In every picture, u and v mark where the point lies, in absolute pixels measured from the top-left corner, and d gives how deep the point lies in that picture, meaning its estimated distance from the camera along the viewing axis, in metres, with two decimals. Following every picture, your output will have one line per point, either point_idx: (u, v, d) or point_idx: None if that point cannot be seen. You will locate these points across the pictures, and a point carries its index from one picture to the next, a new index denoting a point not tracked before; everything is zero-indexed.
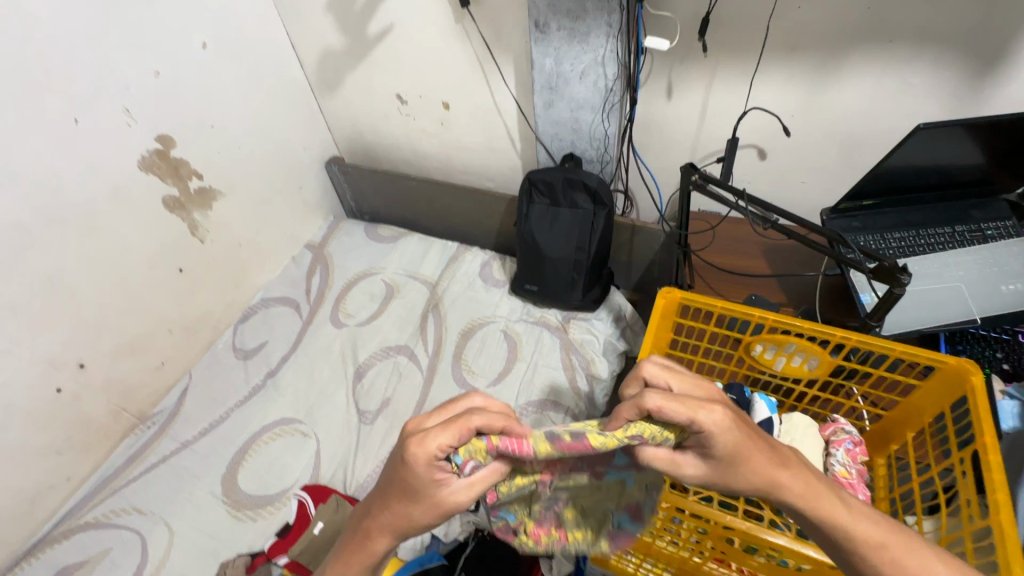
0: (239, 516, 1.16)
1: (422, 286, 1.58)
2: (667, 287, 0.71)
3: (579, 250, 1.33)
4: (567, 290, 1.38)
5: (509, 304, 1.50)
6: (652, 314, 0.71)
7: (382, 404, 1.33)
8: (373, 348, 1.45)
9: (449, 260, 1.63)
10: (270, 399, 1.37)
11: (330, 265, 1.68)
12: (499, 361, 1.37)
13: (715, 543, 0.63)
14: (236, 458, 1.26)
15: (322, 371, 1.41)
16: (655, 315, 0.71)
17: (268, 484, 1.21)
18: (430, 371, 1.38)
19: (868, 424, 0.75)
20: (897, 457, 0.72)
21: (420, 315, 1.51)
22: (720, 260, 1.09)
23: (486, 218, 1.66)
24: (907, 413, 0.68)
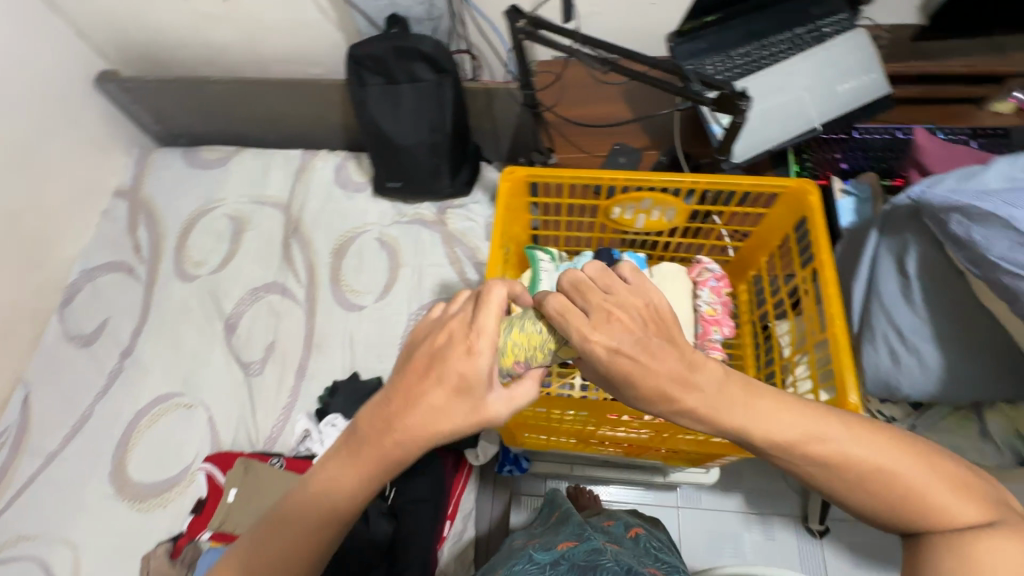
0: (145, 508, 1.08)
1: (274, 210, 1.37)
2: (509, 167, 0.63)
3: (434, 132, 1.18)
4: (434, 179, 1.25)
5: (378, 207, 1.35)
6: (497, 199, 0.63)
7: (267, 350, 1.21)
8: (238, 294, 1.28)
9: (297, 172, 1.41)
10: (137, 380, 1.20)
11: (154, 210, 1.39)
12: (381, 273, 1.27)
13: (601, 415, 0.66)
14: (119, 451, 1.13)
15: (186, 334, 1.24)
16: (504, 200, 0.64)
17: (166, 467, 1.11)
18: (309, 302, 1.25)
19: (729, 256, 0.77)
20: (755, 280, 0.77)
21: (281, 244, 1.33)
22: (578, 114, 1.00)
23: (325, 113, 1.41)
24: (759, 240, 0.70)
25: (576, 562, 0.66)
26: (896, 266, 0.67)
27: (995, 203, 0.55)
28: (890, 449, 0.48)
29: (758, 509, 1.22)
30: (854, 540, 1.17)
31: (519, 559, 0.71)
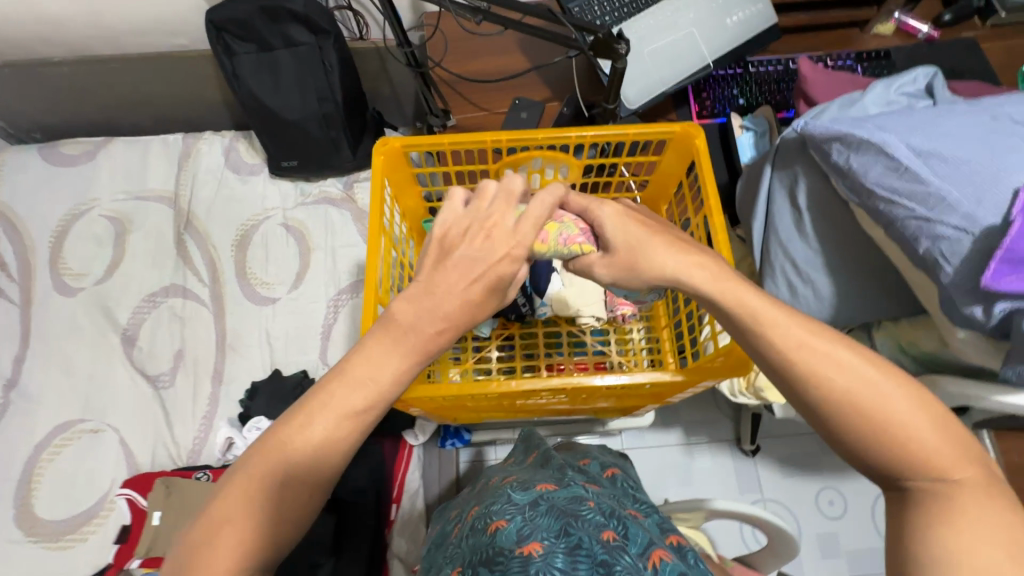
0: (63, 545, 1.00)
1: (160, 205, 1.24)
2: (382, 139, 0.60)
3: (323, 101, 1.07)
4: (333, 153, 1.15)
5: (278, 189, 1.24)
6: (374, 173, 0.59)
7: (176, 359, 1.12)
8: (133, 302, 1.16)
9: (181, 160, 1.27)
10: (29, 412, 1.08)
11: (14, 219, 1.22)
12: (292, 261, 1.18)
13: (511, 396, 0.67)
14: (21, 491, 1.03)
15: (79, 353, 1.12)
16: (381, 175, 0.60)
17: (81, 498, 1.03)
18: (216, 301, 1.16)
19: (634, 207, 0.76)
20: None
21: (174, 241, 1.21)
22: (473, 69, 0.93)
23: (202, 88, 1.26)
24: (658, 188, 0.69)
25: (556, 504, 0.52)
26: (788, 198, 0.69)
27: (869, 129, 0.58)
28: (886, 383, 0.45)
29: (695, 439, 1.28)
30: (782, 453, 1.27)
31: (491, 497, 0.57)
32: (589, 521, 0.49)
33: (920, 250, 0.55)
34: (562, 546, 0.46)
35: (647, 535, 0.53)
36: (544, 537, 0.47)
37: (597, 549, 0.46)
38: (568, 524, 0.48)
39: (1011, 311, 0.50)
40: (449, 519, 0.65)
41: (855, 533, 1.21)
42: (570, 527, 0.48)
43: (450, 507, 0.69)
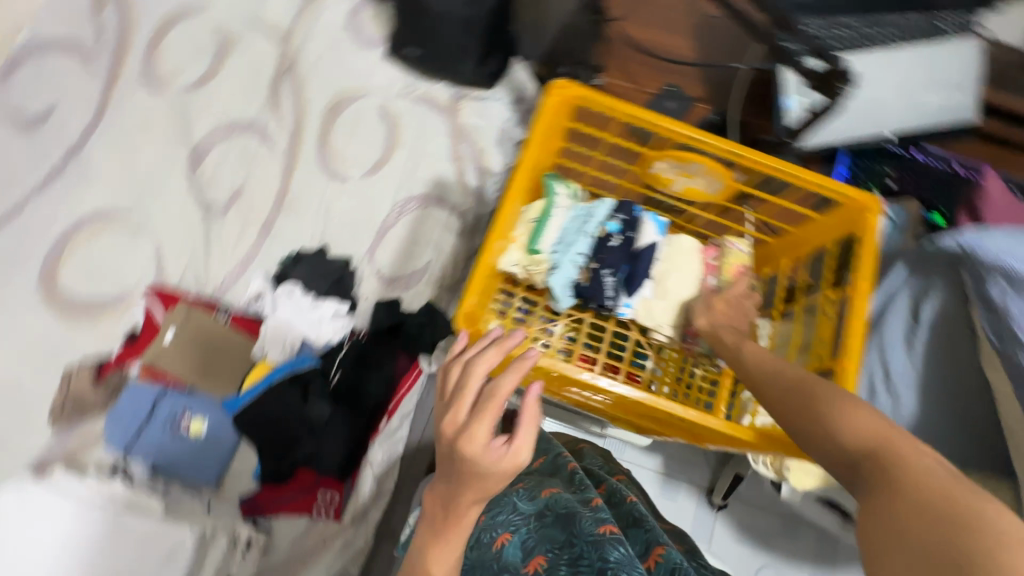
0: (75, 322, 0.99)
1: (268, 38, 1.19)
2: (562, 81, 0.57)
3: (472, 6, 1.01)
4: (458, 58, 1.10)
5: (387, 72, 1.19)
6: (542, 112, 0.59)
7: (233, 195, 1.11)
8: (212, 123, 1.14)
9: (304, 2, 1.21)
10: (75, 185, 1.03)
11: None
12: (375, 148, 1.15)
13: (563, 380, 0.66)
14: (53, 252, 1.00)
15: (145, 151, 1.10)
16: (548, 117, 0.58)
17: (105, 286, 1.03)
18: (290, 156, 1.14)
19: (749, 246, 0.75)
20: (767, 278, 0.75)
21: (270, 80, 1.17)
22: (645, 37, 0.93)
23: None
24: (792, 241, 0.69)
25: (559, 515, 0.69)
26: (909, 309, 0.72)
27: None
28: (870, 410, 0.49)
29: (674, 473, 1.29)
30: (748, 520, 1.28)
31: (499, 502, 0.73)
32: (586, 525, 0.66)
33: None
34: (563, 562, 0.65)
35: (643, 527, 0.72)
36: (547, 556, 0.66)
37: (594, 557, 0.63)
38: (570, 536, 0.66)
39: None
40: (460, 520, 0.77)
41: None
42: (569, 540, 0.66)
43: (462, 488, 0.86)
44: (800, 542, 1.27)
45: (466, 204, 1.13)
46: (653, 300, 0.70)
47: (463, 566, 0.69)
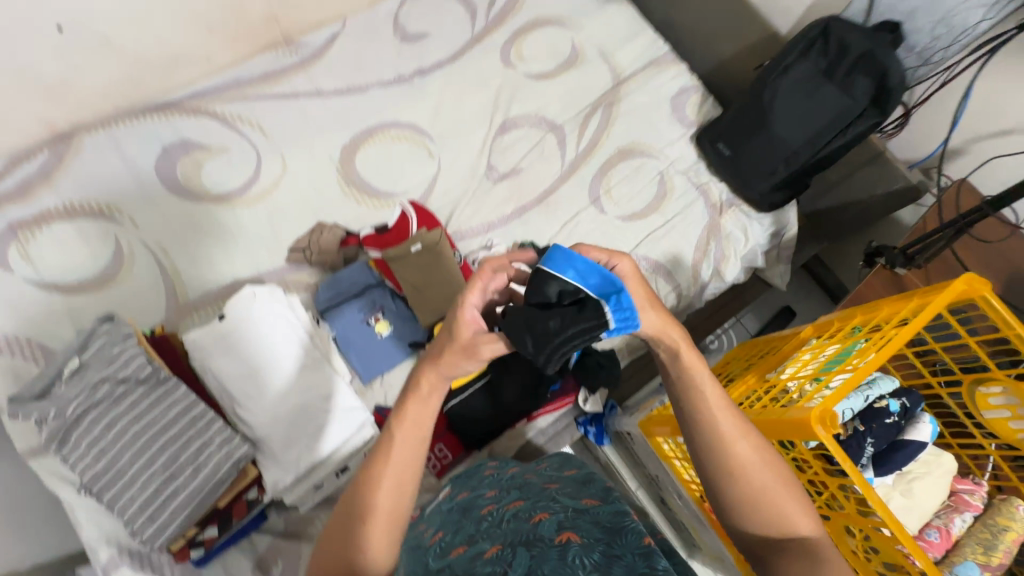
0: (346, 191, 1.17)
1: (607, 73, 1.34)
2: (976, 274, 0.55)
3: (808, 144, 1.09)
4: (759, 177, 1.17)
5: (682, 150, 1.29)
6: (940, 292, 0.56)
7: (512, 170, 1.23)
8: (528, 110, 1.29)
9: (649, 63, 1.36)
10: (411, 98, 1.25)
11: None
12: (640, 201, 1.24)
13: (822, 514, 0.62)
14: (360, 136, 1.21)
15: (470, 101, 1.27)
16: (944, 293, 0.56)
17: (381, 179, 1.19)
18: (569, 168, 1.25)
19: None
20: None
21: (589, 103, 1.32)
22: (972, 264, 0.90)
23: (720, 38, 1.31)
24: None
25: (600, 521, 0.69)
26: None
27: None
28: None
29: None
30: None
31: (542, 501, 0.77)
32: (631, 537, 0.64)
33: None
34: (598, 546, 0.61)
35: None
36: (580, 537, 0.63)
37: (634, 556, 0.59)
38: (611, 540, 0.63)
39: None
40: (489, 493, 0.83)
41: None
42: (610, 543, 0.63)
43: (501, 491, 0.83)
44: None
45: (688, 289, 1.19)
46: (893, 490, 0.67)
47: (488, 531, 0.71)
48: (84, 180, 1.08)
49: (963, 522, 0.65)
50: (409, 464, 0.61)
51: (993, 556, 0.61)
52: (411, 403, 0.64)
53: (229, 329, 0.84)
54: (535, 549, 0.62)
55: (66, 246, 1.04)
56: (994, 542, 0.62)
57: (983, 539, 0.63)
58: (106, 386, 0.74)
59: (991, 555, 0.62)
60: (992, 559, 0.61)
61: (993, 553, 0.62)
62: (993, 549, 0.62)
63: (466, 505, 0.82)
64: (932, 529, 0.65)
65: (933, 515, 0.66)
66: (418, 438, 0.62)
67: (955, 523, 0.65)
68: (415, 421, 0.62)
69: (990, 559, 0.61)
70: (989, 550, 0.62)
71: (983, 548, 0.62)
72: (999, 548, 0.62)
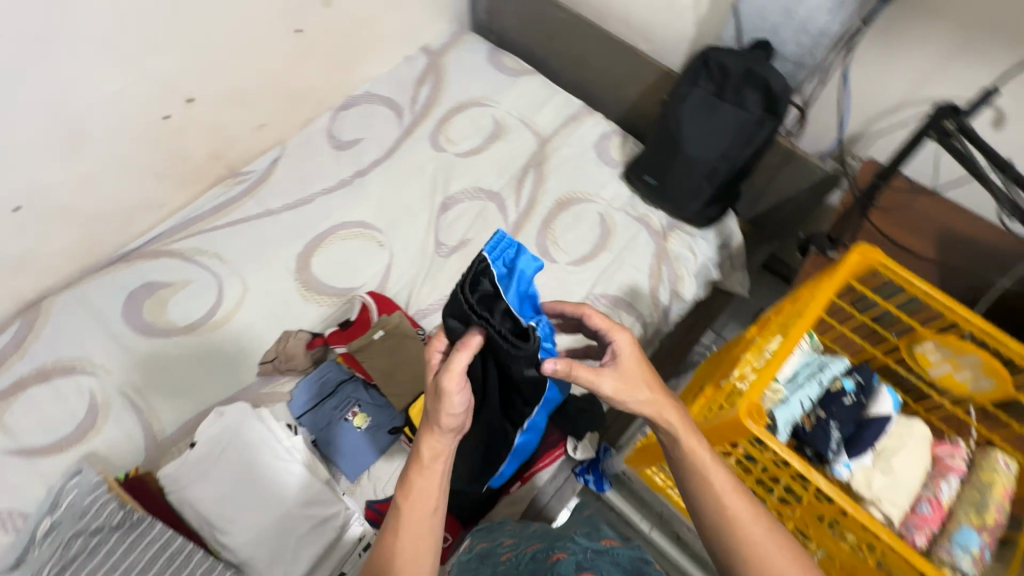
0: (307, 296, 1.22)
1: (531, 137, 1.45)
2: (867, 244, 0.60)
3: (723, 159, 1.16)
4: (688, 197, 1.24)
5: (616, 188, 1.37)
6: (838, 267, 0.60)
7: (461, 242, 1.30)
8: (465, 184, 1.38)
9: (567, 119, 1.47)
10: (355, 198, 1.35)
11: (443, 77, 1.54)
12: (587, 244, 1.29)
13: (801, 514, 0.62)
14: (313, 243, 1.28)
15: (410, 189, 1.36)
16: (842, 269, 0.61)
17: (339, 277, 1.24)
18: (514, 228, 1.32)
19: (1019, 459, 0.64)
20: None
21: (520, 167, 1.41)
22: (892, 231, 0.92)
23: (624, 85, 1.44)
24: None
25: (620, 562, 0.66)
26: None
27: None
28: None
29: None
30: None
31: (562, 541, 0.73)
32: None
33: None
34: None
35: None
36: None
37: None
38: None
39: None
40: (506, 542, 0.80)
41: None
42: None
43: (509, 540, 0.80)
44: None
45: (652, 316, 1.21)
46: (874, 470, 0.65)
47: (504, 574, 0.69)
48: (53, 341, 1.12)
49: (952, 484, 0.64)
50: (415, 550, 0.58)
51: (990, 516, 0.60)
52: (415, 475, 0.63)
53: (206, 449, 0.86)
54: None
55: (40, 410, 1.05)
56: (989, 499, 0.61)
57: (976, 500, 0.62)
58: (79, 540, 0.74)
59: (986, 515, 0.60)
60: (989, 518, 0.60)
61: (988, 509, 0.60)
62: (988, 508, 0.60)
63: (479, 556, 0.79)
64: (924, 502, 0.63)
65: (921, 485, 0.65)
66: (427, 512, 0.61)
67: (944, 488, 0.64)
68: (422, 491, 0.62)
69: (987, 520, 0.60)
70: (983, 509, 0.60)
71: (978, 509, 0.61)
72: (995, 506, 0.60)
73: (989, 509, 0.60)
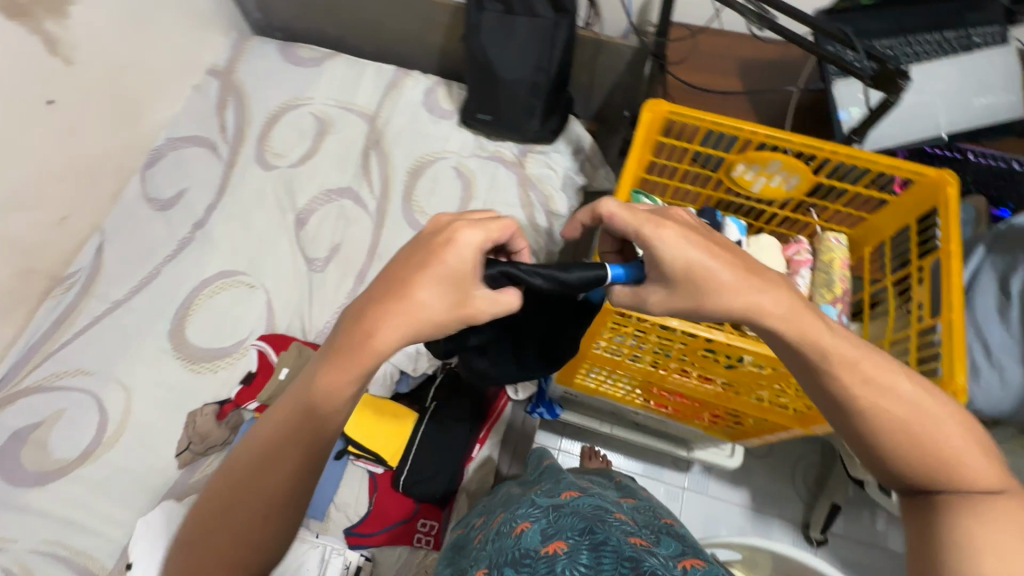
0: (197, 369, 1.14)
1: (358, 119, 1.39)
2: (654, 99, 0.63)
3: (538, 71, 1.17)
4: (525, 119, 1.25)
5: (460, 137, 1.36)
6: (636, 132, 0.64)
7: (332, 250, 1.25)
8: (313, 192, 1.31)
9: (387, 87, 1.42)
10: (205, 251, 1.25)
11: (244, 94, 1.42)
12: (453, 202, 1.29)
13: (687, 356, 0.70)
14: (180, 313, 1.19)
15: (258, 218, 1.28)
16: (640, 132, 0.65)
17: (222, 335, 1.17)
18: (379, 215, 1.28)
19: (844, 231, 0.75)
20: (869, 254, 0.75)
21: (360, 153, 1.35)
22: (698, 78, 0.98)
23: (426, 33, 1.39)
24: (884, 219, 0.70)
25: (580, 512, 0.73)
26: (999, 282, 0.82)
27: None
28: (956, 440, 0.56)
29: (760, 506, 1.34)
30: (848, 555, 1.29)
31: (522, 509, 0.78)
32: (612, 529, 0.69)
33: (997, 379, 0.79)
34: (585, 545, 0.65)
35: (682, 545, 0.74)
36: (566, 538, 0.67)
37: (622, 549, 0.64)
38: (592, 529, 0.68)
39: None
40: (474, 524, 0.87)
41: None
42: (592, 531, 0.68)
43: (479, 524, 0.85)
44: None
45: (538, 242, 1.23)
46: None
47: (478, 557, 0.74)
48: None
49: (802, 276, 0.72)
50: (280, 464, 0.58)
51: (836, 290, 0.69)
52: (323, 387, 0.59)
53: (146, 554, 0.91)
54: (526, 568, 0.64)
55: None
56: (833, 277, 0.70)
57: (824, 283, 0.70)
58: None
59: (832, 290, 0.69)
60: (834, 291, 0.69)
61: (832, 285, 0.70)
62: (832, 285, 0.69)
63: (456, 548, 0.84)
64: None
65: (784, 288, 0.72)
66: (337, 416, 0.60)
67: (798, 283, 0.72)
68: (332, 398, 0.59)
69: (834, 293, 0.69)
70: (828, 287, 0.70)
71: (827, 287, 0.69)
72: (837, 279, 0.70)
73: (833, 285, 0.70)
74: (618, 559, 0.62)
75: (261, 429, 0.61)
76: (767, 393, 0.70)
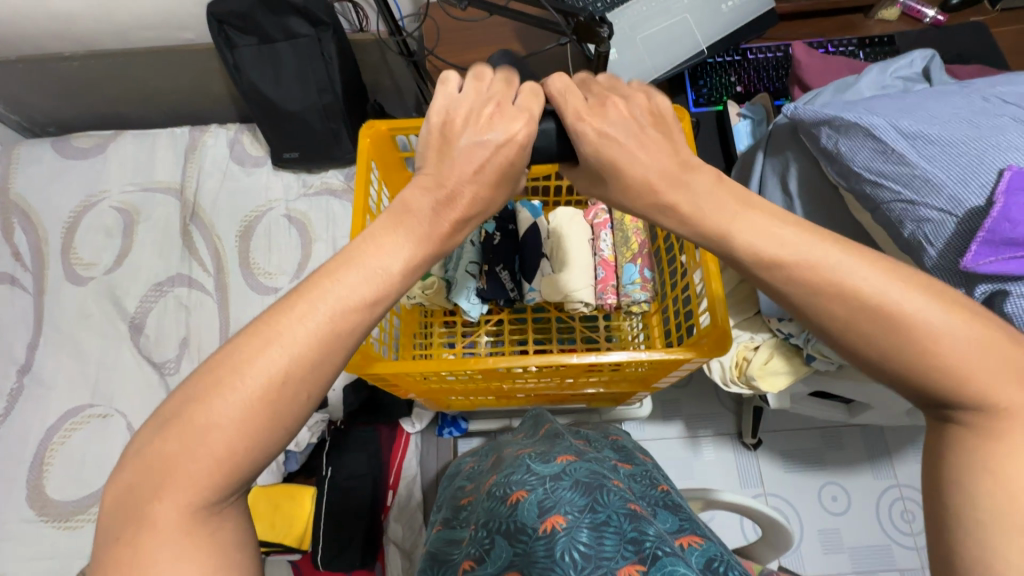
0: (73, 525, 1.03)
1: (166, 196, 1.26)
2: (369, 122, 0.68)
3: (323, 92, 1.08)
4: (333, 144, 1.17)
5: (280, 180, 1.26)
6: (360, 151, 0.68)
7: (182, 346, 1.14)
8: (142, 291, 1.19)
9: (187, 151, 1.29)
10: (42, 397, 1.12)
11: (28, 211, 1.25)
12: (294, 252, 1.20)
13: (501, 378, 0.64)
14: (34, 472, 1.06)
15: (90, 340, 1.15)
16: (366, 151, 0.68)
17: (88, 480, 1.06)
18: (221, 291, 1.18)
19: None
20: None
21: (179, 231, 1.23)
22: (473, 56, 0.94)
23: (204, 83, 1.25)
24: None
25: (582, 479, 0.55)
26: (780, 184, 0.72)
27: (857, 113, 0.61)
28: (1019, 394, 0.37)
29: (696, 430, 1.37)
30: (784, 446, 1.35)
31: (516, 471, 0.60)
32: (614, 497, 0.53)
33: (904, 233, 0.58)
34: (586, 522, 0.49)
35: (681, 515, 0.57)
36: (566, 510, 0.51)
37: (624, 528, 0.48)
38: (594, 502, 0.51)
39: (991, 293, 0.53)
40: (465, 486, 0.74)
41: (857, 527, 1.29)
42: (595, 508, 0.51)
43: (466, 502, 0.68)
44: (847, 449, 1.34)
45: None
46: (552, 275, 0.69)
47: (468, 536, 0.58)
48: None
49: (605, 239, 0.70)
50: (271, 430, 0.38)
51: (634, 246, 0.67)
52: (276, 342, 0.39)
53: None
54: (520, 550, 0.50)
55: None
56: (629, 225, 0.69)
57: (626, 240, 0.68)
58: None
59: (629, 246, 0.68)
60: (634, 246, 0.68)
61: (629, 240, 0.68)
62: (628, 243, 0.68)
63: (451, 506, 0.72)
64: (599, 268, 0.69)
65: (593, 256, 0.70)
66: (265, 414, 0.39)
67: (602, 246, 0.70)
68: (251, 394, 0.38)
69: (636, 244, 0.68)
70: (628, 244, 0.68)
71: (628, 243, 0.68)
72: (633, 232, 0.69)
73: (633, 240, 0.68)
74: (620, 541, 0.47)
75: (250, 372, 0.38)
76: (605, 376, 0.65)
